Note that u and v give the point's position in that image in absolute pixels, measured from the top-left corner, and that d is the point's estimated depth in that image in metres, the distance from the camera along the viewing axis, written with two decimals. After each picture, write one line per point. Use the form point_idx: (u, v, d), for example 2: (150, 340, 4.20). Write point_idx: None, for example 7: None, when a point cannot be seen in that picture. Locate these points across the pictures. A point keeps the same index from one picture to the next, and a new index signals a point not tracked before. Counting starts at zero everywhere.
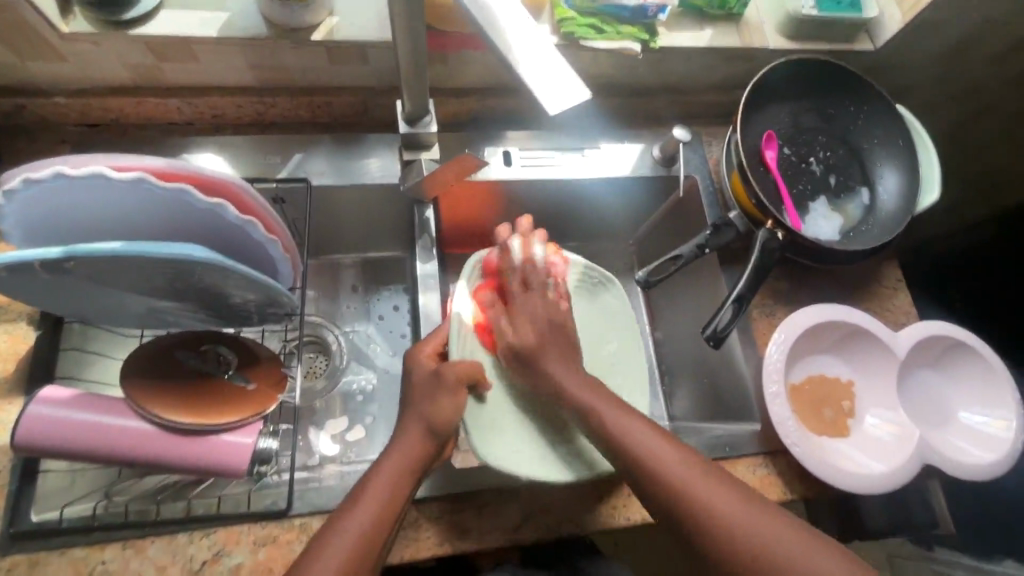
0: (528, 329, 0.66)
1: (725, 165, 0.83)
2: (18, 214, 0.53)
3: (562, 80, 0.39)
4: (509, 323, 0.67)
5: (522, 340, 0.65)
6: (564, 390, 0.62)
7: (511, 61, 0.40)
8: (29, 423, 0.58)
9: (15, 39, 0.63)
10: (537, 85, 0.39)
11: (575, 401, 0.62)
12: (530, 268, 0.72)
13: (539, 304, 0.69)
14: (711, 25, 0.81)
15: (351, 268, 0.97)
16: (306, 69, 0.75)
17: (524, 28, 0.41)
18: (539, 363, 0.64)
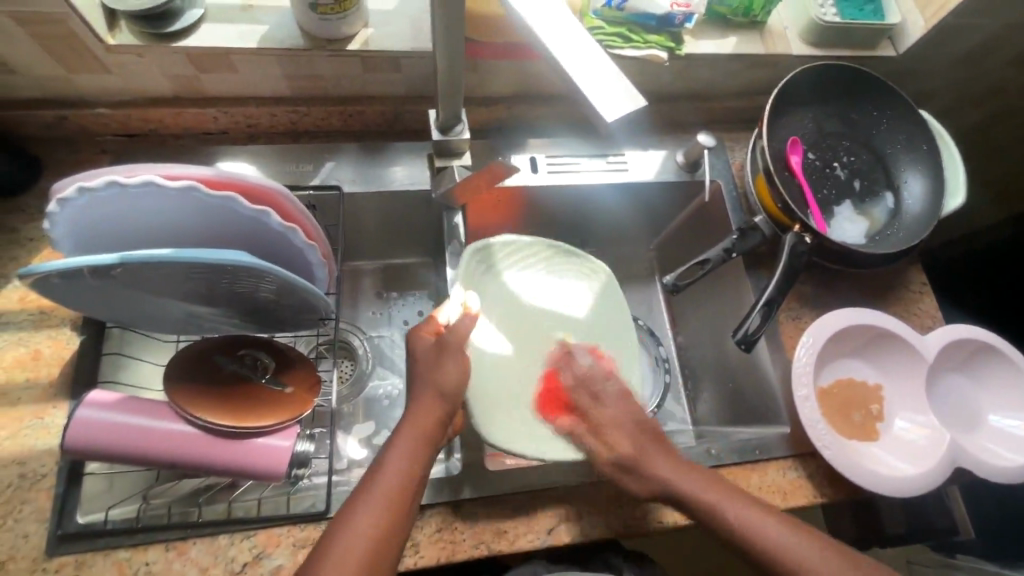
0: (623, 442, 0.64)
1: (750, 170, 0.84)
2: (71, 221, 0.55)
3: (615, 90, 0.41)
4: (596, 431, 0.66)
5: (620, 452, 0.64)
6: (682, 492, 0.62)
7: (566, 71, 0.41)
8: (77, 426, 0.59)
9: (63, 51, 0.65)
10: (592, 94, 0.40)
11: (679, 489, 0.62)
12: (585, 377, 0.71)
13: (622, 407, 0.67)
14: (735, 32, 0.82)
15: (376, 275, 0.98)
16: (339, 78, 0.77)
17: (578, 39, 0.42)
18: (643, 468, 0.64)
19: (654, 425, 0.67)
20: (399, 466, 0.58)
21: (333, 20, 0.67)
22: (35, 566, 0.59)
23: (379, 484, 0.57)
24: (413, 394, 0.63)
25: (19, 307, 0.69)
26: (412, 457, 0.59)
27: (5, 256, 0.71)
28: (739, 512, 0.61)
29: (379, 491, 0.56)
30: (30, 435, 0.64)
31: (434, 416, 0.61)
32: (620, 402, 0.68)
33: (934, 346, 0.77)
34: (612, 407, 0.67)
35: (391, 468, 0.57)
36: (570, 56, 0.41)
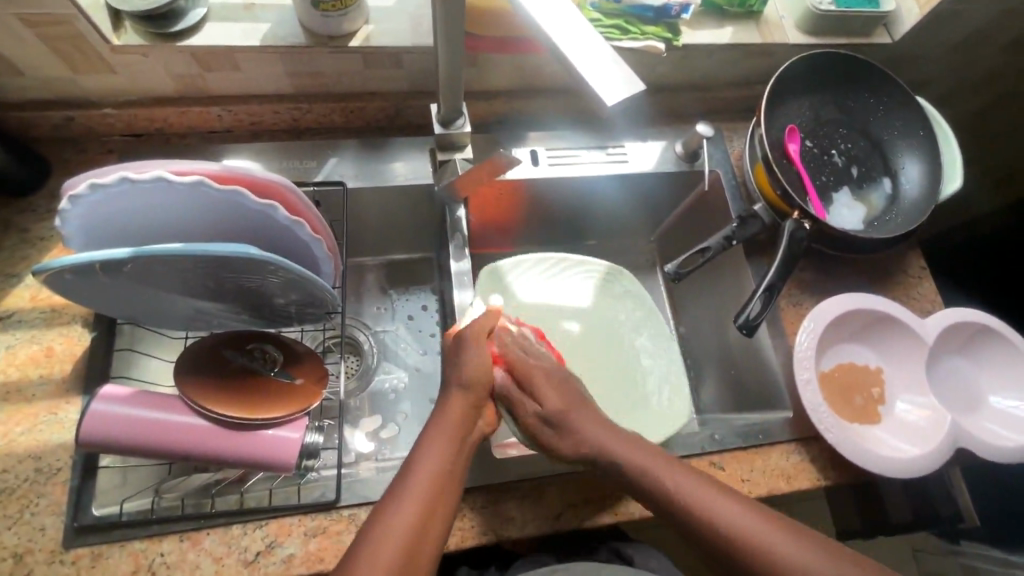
0: (550, 396, 0.62)
1: (749, 158, 0.85)
2: (83, 218, 0.56)
3: (615, 74, 0.41)
4: (523, 394, 0.63)
5: (550, 405, 0.62)
6: (608, 449, 0.60)
7: (567, 57, 0.42)
8: (91, 419, 0.60)
9: (69, 51, 0.66)
10: (593, 79, 0.41)
11: (613, 460, 0.60)
12: (506, 335, 0.68)
13: (545, 365, 0.65)
14: (732, 23, 0.83)
15: (379, 270, 0.99)
16: (341, 76, 0.77)
17: (578, 28, 0.43)
18: (574, 426, 0.61)
19: (581, 390, 0.65)
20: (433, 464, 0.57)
21: (334, 16, 0.68)
22: (53, 558, 0.60)
23: (412, 485, 0.55)
24: (446, 393, 0.62)
25: (30, 305, 0.70)
26: (449, 457, 0.58)
27: (16, 255, 0.72)
28: (758, 530, 0.54)
29: (421, 482, 0.55)
30: (45, 430, 0.65)
31: (467, 417, 0.61)
32: (564, 406, 0.62)
33: (934, 329, 0.78)
34: (540, 363, 0.65)
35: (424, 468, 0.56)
36: (571, 44, 0.42)
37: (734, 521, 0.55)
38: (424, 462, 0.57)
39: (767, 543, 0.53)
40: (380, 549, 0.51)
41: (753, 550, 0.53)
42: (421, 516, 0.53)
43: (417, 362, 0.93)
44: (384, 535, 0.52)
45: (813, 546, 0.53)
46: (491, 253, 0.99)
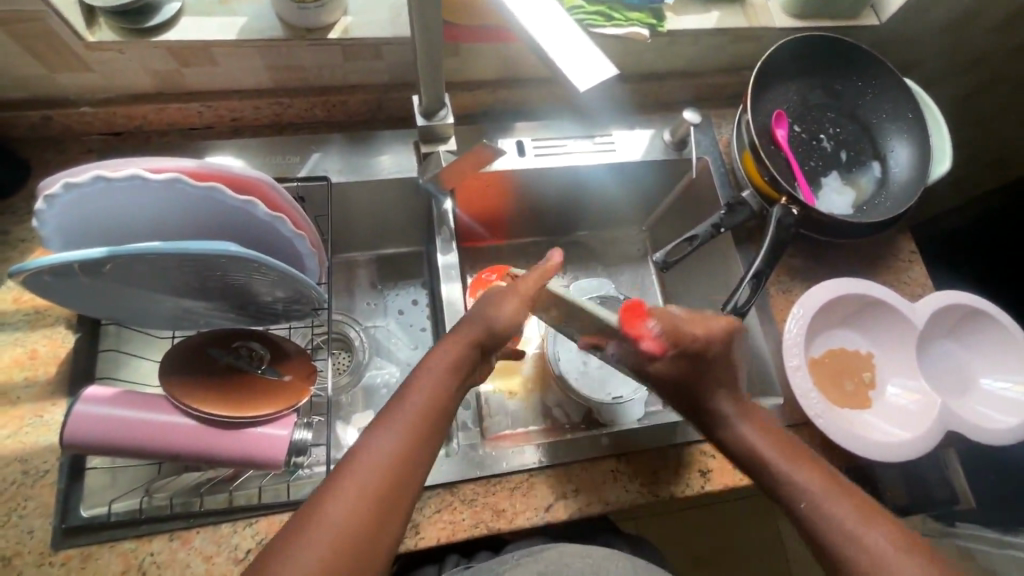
0: (700, 330, 0.62)
1: (737, 145, 0.84)
2: (60, 219, 0.55)
3: (588, 59, 0.41)
4: (681, 328, 0.62)
5: (694, 342, 0.61)
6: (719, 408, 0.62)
7: (537, 44, 0.41)
8: (75, 421, 0.60)
9: (43, 49, 0.65)
10: (566, 65, 0.40)
11: (720, 412, 0.62)
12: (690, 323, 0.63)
13: (708, 320, 0.63)
14: (717, 7, 0.82)
15: (367, 266, 0.99)
16: (322, 69, 0.76)
17: (549, 13, 0.42)
18: (709, 377, 0.62)
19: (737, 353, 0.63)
20: (429, 390, 0.56)
21: (310, 8, 0.67)
22: (42, 559, 0.60)
23: (406, 409, 0.55)
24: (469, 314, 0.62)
25: (14, 308, 0.69)
26: (452, 380, 0.58)
27: None
28: (807, 478, 0.58)
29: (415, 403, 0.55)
30: (31, 432, 0.64)
31: (469, 349, 0.59)
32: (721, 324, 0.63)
33: (924, 313, 0.78)
34: (710, 324, 0.63)
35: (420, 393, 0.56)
36: (542, 29, 0.41)
37: (741, 430, 0.61)
38: (425, 384, 0.57)
39: (758, 452, 0.60)
40: (366, 466, 0.51)
41: (745, 451, 0.60)
42: (411, 438, 0.54)
43: (409, 357, 0.93)
44: (374, 452, 0.52)
45: (797, 459, 0.59)
46: (480, 246, 0.98)
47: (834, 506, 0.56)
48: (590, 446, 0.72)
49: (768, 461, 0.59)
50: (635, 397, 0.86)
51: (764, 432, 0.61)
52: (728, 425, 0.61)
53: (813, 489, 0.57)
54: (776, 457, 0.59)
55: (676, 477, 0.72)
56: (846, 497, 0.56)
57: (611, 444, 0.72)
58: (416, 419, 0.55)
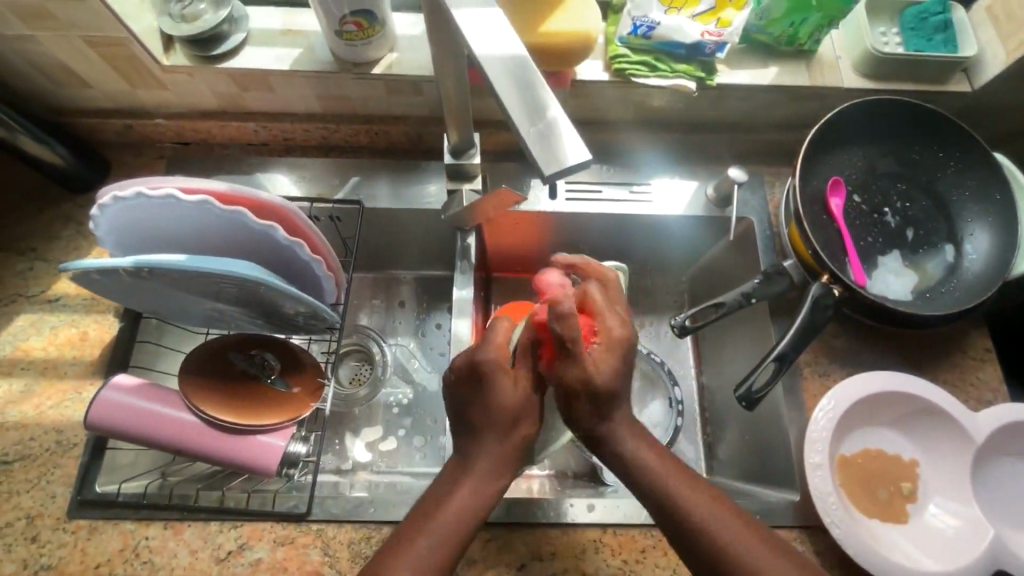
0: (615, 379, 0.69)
1: (785, 213, 0.78)
2: (108, 227, 0.62)
3: (564, 141, 0.40)
4: None
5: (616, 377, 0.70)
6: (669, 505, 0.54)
7: (512, 120, 0.39)
8: (99, 405, 0.66)
9: (127, 69, 0.74)
10: (537, 147, 0.39)
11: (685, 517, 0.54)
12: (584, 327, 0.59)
13: None
14: (777, 62, 0.77)
15: (408, 284, 0.98)
16: (367, 100, 0.80)
17: (531, 89, 0.41)
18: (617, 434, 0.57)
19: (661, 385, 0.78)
20: (465, 495, 0.54)
21: (359, 46, 0.71)
22: (57, 525, 0.67)
23: (451, 505, 0.53)
24: (499, 379, 0.55)
25: (76, 292, 0.78)
26: (489, 472, 0.54)
27: (71, 246, 0.81)
28: None
29: (445, 512, 0.53)
30: (69, 407, 0.72)
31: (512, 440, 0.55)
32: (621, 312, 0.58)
33: (985, 427, 0.68)
34: None
35: (462, 493, 0.53)
36: (519, 106, 0.40)
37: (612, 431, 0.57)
38: (460, 489, 0.54)
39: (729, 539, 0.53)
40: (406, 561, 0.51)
41: (636, 474, 0.56)
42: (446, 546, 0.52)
43: (425, 380, 0.91)
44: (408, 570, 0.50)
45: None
46: (507, 278, 0.95)
47: (757, 557, 0.52)
48: (575, 510, 0.69)
49: (647, 478, 0.56)
50: None
51: (642, 439, 0.57)
52: (602, 433, 0.57)
53: (725, 536, 0.53)
54: (665, 484, 0.55)
55: (664, 561, 0.68)
56: (768, 545, 0.53)
57: (597, 512, 0.69)
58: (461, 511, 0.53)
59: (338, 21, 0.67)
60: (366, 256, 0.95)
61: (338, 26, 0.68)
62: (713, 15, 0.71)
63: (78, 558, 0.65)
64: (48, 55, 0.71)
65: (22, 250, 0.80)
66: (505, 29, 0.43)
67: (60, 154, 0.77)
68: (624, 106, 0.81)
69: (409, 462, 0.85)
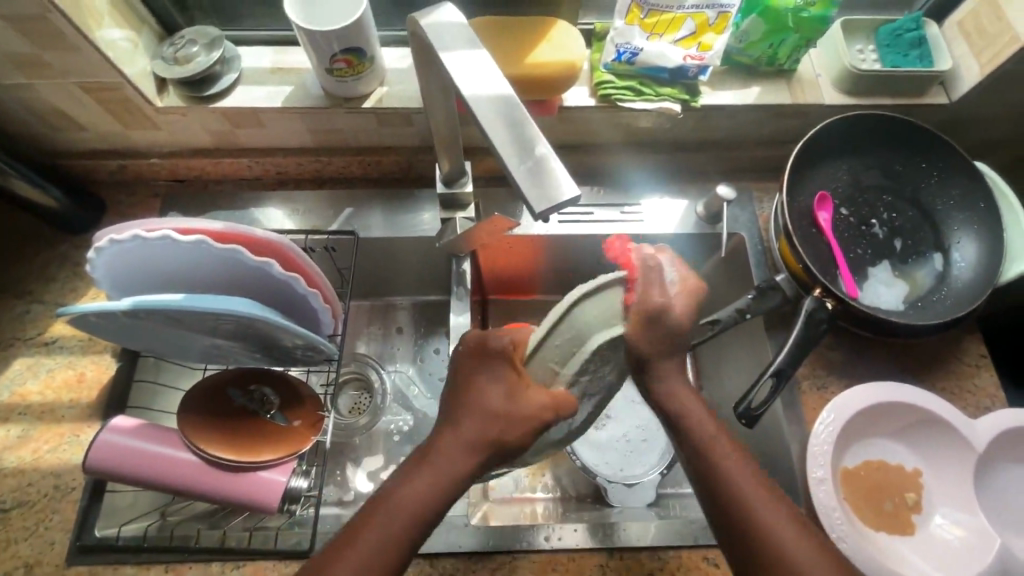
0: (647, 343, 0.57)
1: (775, 229, 0.79)
2: (105, 270, 0.62)
3: (552, 175, 0.40)
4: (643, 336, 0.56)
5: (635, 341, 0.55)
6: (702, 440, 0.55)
7: (501, 157, 0.40)
8: (97, 448, 0.66)
9: (121, 112, 0.75)
10: (526, 182, 0.40)
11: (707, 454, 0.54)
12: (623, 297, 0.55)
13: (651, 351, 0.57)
14: (759, 82, 0.79)
15: (405, 310, 0.98)
16: (359, 133, 0.81)
17: (519, 126, 0.42)
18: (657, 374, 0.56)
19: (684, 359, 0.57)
20: (418, 485, 0.50)
21: (350, 81, 0.73)
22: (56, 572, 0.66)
23: (396, 501, 0.50)
24: (507, 380, 0.52)
25: (72, 333, 0.78)
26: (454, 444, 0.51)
27: (67, 287, 0.81)
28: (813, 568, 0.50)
29: (388, 507, 0.50)
30: (67, 450, 0.72)
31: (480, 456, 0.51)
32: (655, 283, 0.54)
33: (985, 434, 0.68)
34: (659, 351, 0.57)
35: (409, 491, 0.50)
36: (508, 143, 0.41)
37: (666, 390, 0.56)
38: (407, 493, 0.50)
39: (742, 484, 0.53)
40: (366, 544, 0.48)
41: (680, 423, 0.56)
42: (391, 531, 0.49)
43: (425, 406, 0.91)
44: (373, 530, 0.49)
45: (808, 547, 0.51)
46: (504, 300, 0.95)
47: (761, 503, 0.52)
48: (580, 535, 0.68)
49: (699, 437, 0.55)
50: (645, 479, 0.82)
51: (692, 398, 0.57)
52: (659, 387, 0.56)
53: (758, 501, 0.52)
54: (714, 443, 0.55)
55: None
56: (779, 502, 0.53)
57: (603, 537, 0.68)
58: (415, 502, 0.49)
59: (328, 59, 0.68)
60: (362, 285, 0.95)
61: (328, 64, 0.69)
62: (693, 40, 0.74)
63: None
64: (43, 101, 0.72)
65: (19, 292, 0.80)
66: (492, 69, 0.44)
67: (55, 198, 0.78)
68: (612, 130, 0.82)
69: None
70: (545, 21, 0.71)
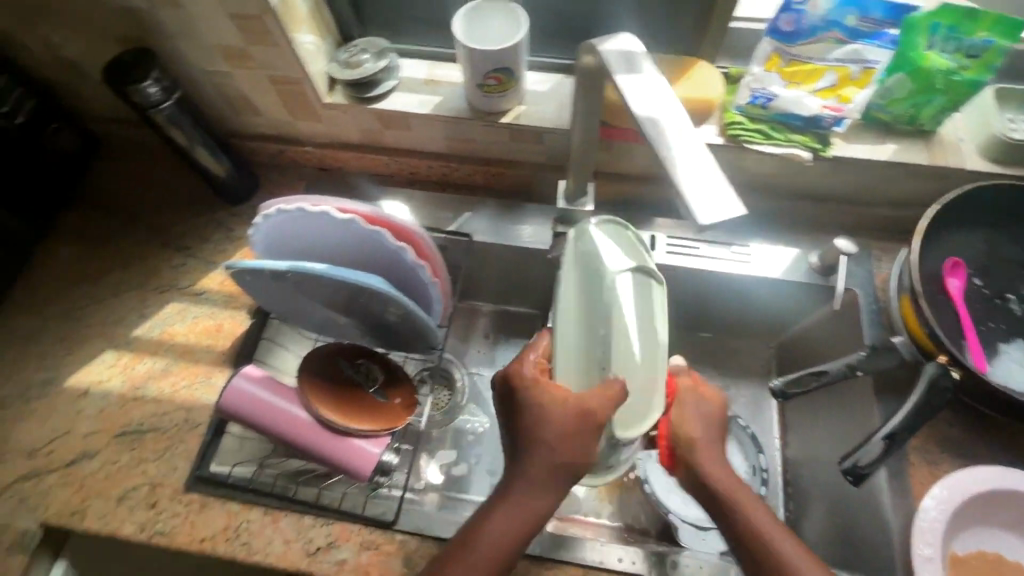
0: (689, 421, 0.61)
1: (896, 287, 0.77)
2: (266, 232, 0.71)
3: (719, 195, 0.43)
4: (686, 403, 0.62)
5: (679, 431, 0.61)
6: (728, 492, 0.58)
7: (670, 173, 0.44)
8: (230, 389, 0.74)
9: (294, 104, 0.86)
10: (695, 197, 0.43)
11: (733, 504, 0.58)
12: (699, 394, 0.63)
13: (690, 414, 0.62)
14: (894, 140, 0.78)
15: (486, 316, 1.00)
16: (490, 145, 0.88)
17: (685, 150, 0.45)
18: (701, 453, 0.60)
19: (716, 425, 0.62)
20: (506, 524, 0.56)
21: (494, 97, 0.79)
22: (174, 495, 0.74)
23: (487, 535, 0.56)
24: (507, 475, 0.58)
25: (217, 289, 0.88)
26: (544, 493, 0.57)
27: (219, 247, 0.92)
28: None
29: (486, 540, 0.56)
30: (199, 389, 0.81)
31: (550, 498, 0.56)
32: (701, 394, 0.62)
33: None
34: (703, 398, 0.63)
35: (499, 522, 0.56)
36: (678, 162, 0.44)
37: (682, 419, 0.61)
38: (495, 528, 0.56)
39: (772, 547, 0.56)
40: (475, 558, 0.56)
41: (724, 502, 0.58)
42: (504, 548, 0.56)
43: None
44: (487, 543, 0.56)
45: None
46: None
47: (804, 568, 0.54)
48: None
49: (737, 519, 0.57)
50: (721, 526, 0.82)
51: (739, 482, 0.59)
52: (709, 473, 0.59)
53: None
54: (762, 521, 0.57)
55: None
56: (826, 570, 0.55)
57: None
58: (500, 541, 0.56)
59: (482, 76, 0.75)
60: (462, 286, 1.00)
61: (480, 79, 0.76)
62: (833, 91, 0.75)
63: (187, 530, 0.72)
64: (235, 88, 0.84)
65: (179, 247, 0.92)
66: (661, 96, 0.49)
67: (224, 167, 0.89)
68: (734, 171, 0.83)
69: (478, 493, 0.86)
70: (690, 61, 0.75)
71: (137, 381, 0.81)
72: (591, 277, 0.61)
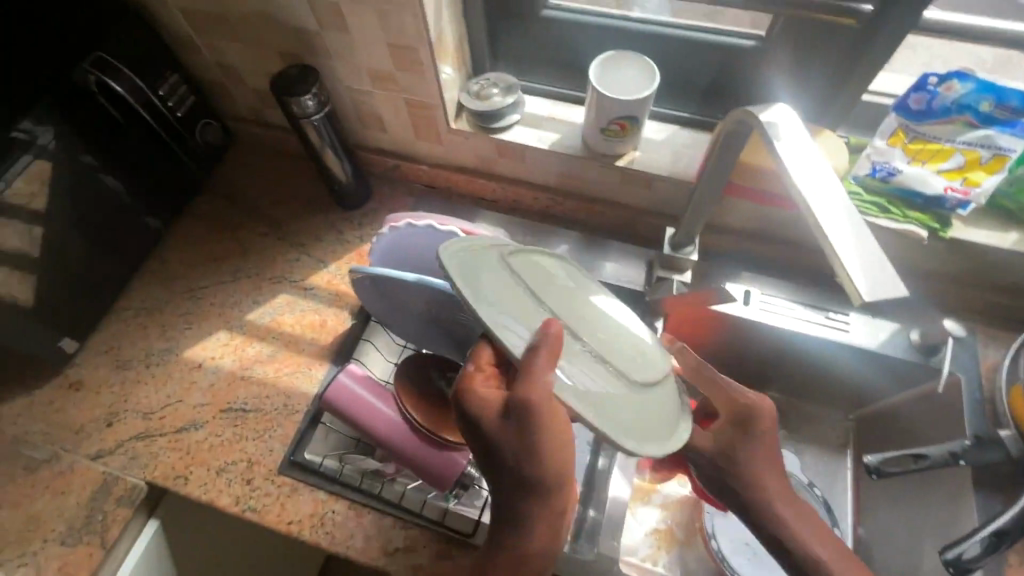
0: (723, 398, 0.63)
1: (1008, 375, 0.74)
2: (390, 239, 0.76)
3: (881, 276, 0.47)
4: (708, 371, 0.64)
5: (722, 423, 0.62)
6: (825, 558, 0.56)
7: (832, 253, 0.48)
8: (335, 385, 0.78)
9: (422, 127, 0.92)
10: (860, 278, 0.47)
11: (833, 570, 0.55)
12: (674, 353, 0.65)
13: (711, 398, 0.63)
14: (1018, 228, 0.76)
15: None
16: (599, 185, 0.91)
17: (845, 229, 0.48)
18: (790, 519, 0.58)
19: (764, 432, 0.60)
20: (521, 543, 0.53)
21: (614, 141, 0.83)
22: (268, 475, 0.79)
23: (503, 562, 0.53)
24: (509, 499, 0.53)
25: (325, 287, 0.94)
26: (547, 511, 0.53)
27: (330, 247, 0.99)
28: None
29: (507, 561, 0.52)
30: (300, 378, 0.86)
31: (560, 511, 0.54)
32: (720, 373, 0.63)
33: None
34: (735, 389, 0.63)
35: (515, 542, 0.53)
36: (840, 242, 0.48)
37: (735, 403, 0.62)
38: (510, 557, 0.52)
39: None
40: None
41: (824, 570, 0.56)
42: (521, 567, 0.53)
43: None
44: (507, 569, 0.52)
45: None
46: None
47: None
48: None
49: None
50: None
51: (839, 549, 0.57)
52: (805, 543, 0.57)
53: None
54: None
55: None
56: None
57: None
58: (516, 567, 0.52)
59: (607, 121, 0.79)
60: None
61: (605, 124, 0.80)
62: (960, 173, 0.74)
63: (277, 510, 0.76)
64: (372, 106, 0.91)
65: (294, 242, 0.99)
66: (816, 169, 0.51)
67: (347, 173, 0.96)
68: None
69: None
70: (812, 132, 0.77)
71: (246, 362, 0.88)
72: (520, 275, 0.54)
